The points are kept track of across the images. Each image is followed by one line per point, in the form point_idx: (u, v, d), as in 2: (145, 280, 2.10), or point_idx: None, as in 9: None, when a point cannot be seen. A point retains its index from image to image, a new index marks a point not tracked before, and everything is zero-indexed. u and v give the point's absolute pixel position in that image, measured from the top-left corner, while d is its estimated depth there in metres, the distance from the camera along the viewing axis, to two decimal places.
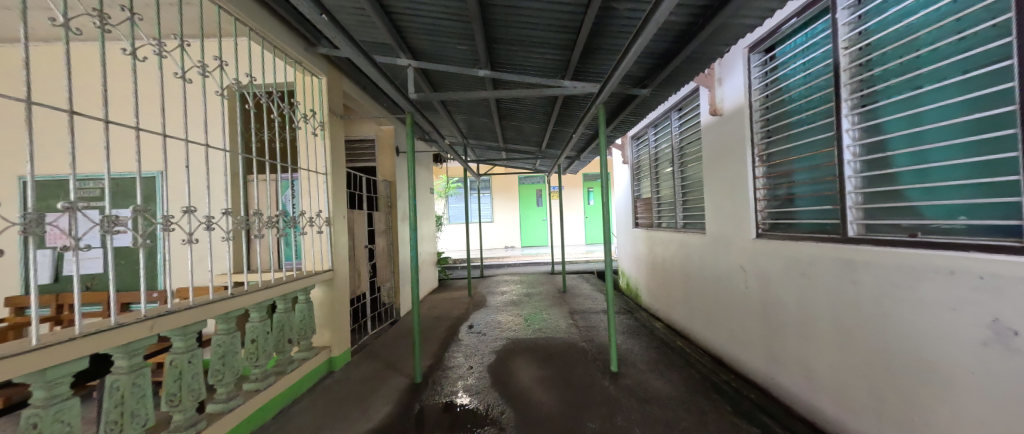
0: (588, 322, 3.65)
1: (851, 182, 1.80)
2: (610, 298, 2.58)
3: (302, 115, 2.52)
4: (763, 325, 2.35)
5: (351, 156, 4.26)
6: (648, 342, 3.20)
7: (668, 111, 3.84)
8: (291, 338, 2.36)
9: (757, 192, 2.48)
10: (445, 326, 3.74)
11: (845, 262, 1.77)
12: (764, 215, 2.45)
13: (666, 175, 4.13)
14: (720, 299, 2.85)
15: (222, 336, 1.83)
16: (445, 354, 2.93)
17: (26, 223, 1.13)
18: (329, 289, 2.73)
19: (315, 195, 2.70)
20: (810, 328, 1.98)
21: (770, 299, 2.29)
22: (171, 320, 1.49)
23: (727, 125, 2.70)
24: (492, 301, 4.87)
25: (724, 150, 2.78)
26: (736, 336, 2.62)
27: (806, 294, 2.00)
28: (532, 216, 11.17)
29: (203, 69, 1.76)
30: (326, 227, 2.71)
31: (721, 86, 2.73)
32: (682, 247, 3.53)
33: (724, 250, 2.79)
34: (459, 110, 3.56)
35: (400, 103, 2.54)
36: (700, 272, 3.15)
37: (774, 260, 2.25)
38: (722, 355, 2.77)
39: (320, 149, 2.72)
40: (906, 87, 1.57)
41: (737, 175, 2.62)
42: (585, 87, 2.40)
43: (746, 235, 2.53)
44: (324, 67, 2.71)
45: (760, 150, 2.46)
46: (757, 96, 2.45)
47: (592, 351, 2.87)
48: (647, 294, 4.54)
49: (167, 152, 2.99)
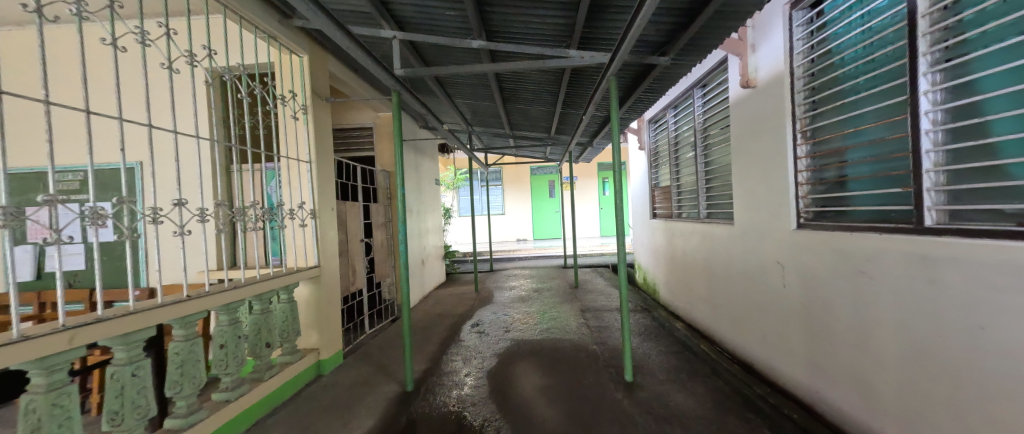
0: (601, 322, 3.35)
1: (929, 157, 1.43)
2: (625, 298, 2.24)
3: (278, 96, 2.28)
4: (805, 331, 2.01)
5: (348, 144, 4.03)
6: (667, 346, 2.88)
7: (691, 88, 3.45)
8: (271, 342, 2.13)
9: (799, 176, 2.11)
10: (447, 325, 3.51)
11: (921, 259, 1.41)
12: (806, 202, 2.09)
13: (688, 161, 3.76)
14: (751, 298, 2.50)
15: (179, 344, 1.60)
16: (444, 357, 2.69)
17: (4, 218, 1.07)
18: (316, 288, 2.51)
19: (297, 186, 2.48)
20: (870, 337, 1.64)
21: (813, 301, 1.95)
22: (101, 330, 1.26)
23: (762, 98, 2.33)
24: (500, 297, 4.61)
25: (757, 127, 2.42)
26: (771, 341, 2.29)
27: (864, 296, 1.65)
28: (544, 208, 10.84)
29: (142, 36, 1.47)
30: (310, 220, 2.48)
31: (755, 53, 2.35)
32: (706, 239, 3.19)
33: (757, 243, 2.43)
34: (458, 91, 3.28)
35: (385, 81, 2.26)
36: (727, 268, 2.81)
37: (820, 255, 1.90)
38: (754, 362, 2.44)
39: (302, 135, 2.48)
40: (1011, 32, 1.19)
41: (773, 156, 2.26)
42: (594, 57, 2.09)
43: (784, 225, 2.18)
44: (305, 43, 2.46)
45: (803, 125, 2.09)
46: (800, 61, 2.08)
47: (604, 356, 2.58)
48: (665, 289, 4.20)
49: (148, 141, 2.82)
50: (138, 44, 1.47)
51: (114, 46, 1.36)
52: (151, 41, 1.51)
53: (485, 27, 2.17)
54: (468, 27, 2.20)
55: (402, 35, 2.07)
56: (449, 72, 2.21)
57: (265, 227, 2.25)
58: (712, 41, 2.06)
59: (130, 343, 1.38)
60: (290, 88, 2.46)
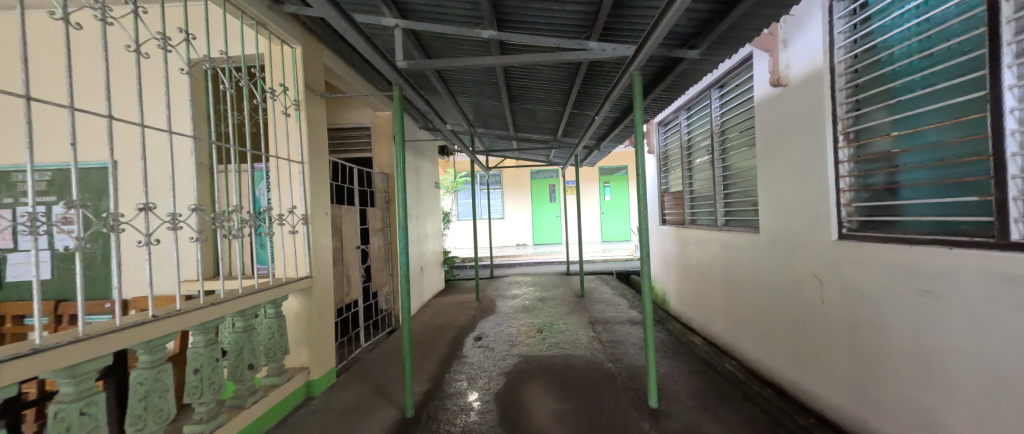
0: (613, 336, 3.14)
1: (1015, 162, 1.25)
2: (649, 316, 2.03)
3: (267, 89, 2.06)
4: (852, 353, 1.82)
5: (344, 145, 3.81)
6: (689, 365, 2.69)
7: (708, 88, 3.27)
8: (256, 363, 1.90)
9: (841, 181, 1.92)
10: (449, 338, 3.29)
11: (1010, 279, 1.21)
12: (849, 211, 1.90)
13: (702, 165, 3.57)
14: (782, 315, 2.30)
15: (143, 372, 1.35)
16: (446, 377, 2.47)
17: None
18: (307, 301, 2.28)
19: (288, 189, 2.25)
20: (937, 365, 1.44)
21: (862, 320, 1.76)
22: (39, 364, 1.03)
23: (795, 97, 2.15)
24: (503, 306, 4.40)
25: (788, 129, 2.23)
26: (807, 362, 2.10)
27: (933, 319, 1.45)
28: (544, 212, 10.64)
29: (102, 12, 1.24)
30: (302, 226, 2.26)
31: (787, 49, 2.18)
32: (725, 248, 2.99)
33: (789, 254, 2.24)
34: (462, 88, 3.08)
35: (386, 74, 2.05)
36: (752, 280, 2.62)
37: (871, 270, 1.70)
38: (788, 385, 2.24)
39: (294, 133, 2.26)
40: None
41: (809, 159, 2.07)
42: (616, 49, 1.89)
43: (823, 236, 1.99)
44: (298, 33, 2.25)
45: (845, 126, 1.91)
46: (841, 56, 1.90)
47: (622, 376, 2.38)
48: (677, 300, 4.01)
49: (128, 139, 2.60)
50: (97, 22, 1.25)
51: (66, 22, 1.14)
52: (114, 18, 1.29)
53: (497, 15, 1.97)
54: (477, 15, 2.00)
55: (405, 23, 1.86)
56: (456, 65, 1.98)
57: (252, 235, 2.03)
58: (748, 32, 1.87)
59: (78, 376, 1.15)
60: (281, 81, 2.24)
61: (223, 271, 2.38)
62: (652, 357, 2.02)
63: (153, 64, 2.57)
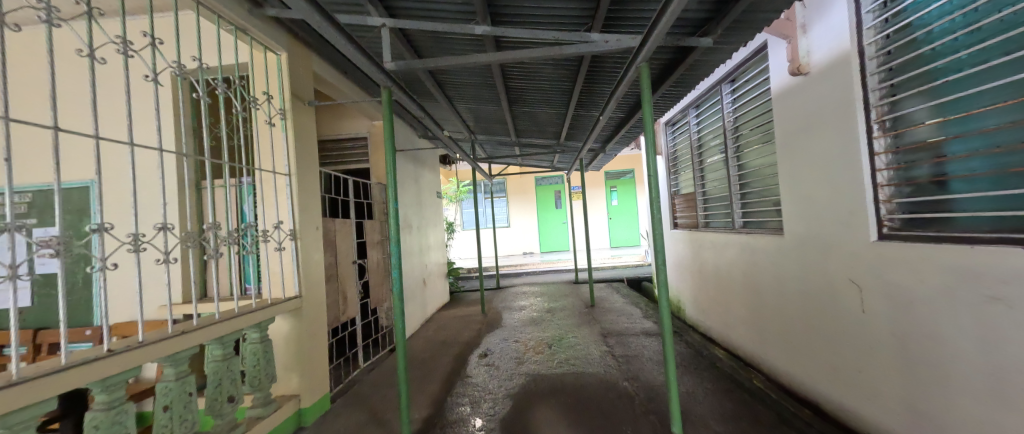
0: (627, 350, 2.94)
1: None
2: (669, 336, 1.79)
3: (248, 97, 1.93)
4: (904, 369, 1.61)
5: (341, 156, 3.70)
6: (713, 383, 2.49)
7: (718, 83, 3.09)
8: (237, 395, 1.73)
9: (878, 175, 1.72)
10: (452, 355, 3.12)
11: None
12: (889, 208, 1.69)
13: (714, 165, 3.39)
14: (815, 325, 2.09)
15: (97, 415, 1.19)
16: (449, 401, 2.28)
17: None
18: (298, 322, 2.13)
19: (274, 203, 2.11)
20: (1014, 386, 1.23)
21: (914, 331, 1.55)
22: None
23: (818, 86, 1.98)
24: (510, 319, 4.21)
25: (813, 120, 2.04)
26: (849, 379, 1.89)
27: (1005, 331, 1.25)
28: (551, 219, 10.46)
29: (48, 12, 1.10)
30: (290, 242, 2.12)
31: (807, 35, 2.01)
32: (744, 252, 2.80)
33: (820, 258, 2.04)
34: (459, 92, 2.94)
35: (374, 77, 1.90)
36: (778, 286, 2.41)
37: (923, 274, 1.50)
38: (829, 404, 2.02)
39: (280, 144, 2.13)
40: None
41: (839, 152, 1.88)
42: (620, 40, 1.74)
43: (860, 236, 1.79)
44: (283, 38, 2.12)
45: (879, 114, 1.71)
46: (871, 38, 1.72)
47: (641, 396, 2.19)
48: (693, 308, 3.80)
49: (112, 156, 2.47)
50: (42, 24, 1.11)
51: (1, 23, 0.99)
52: (61, 19, 1.15)
53: (491, 8, 1.82)
54: (470, 10, 1.86)
55: (393, 22, 1.73)
56: (448, 64, 1.83)
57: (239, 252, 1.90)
58: (766, 14, 1.70)
59: (12, 426, 1.00)
60: (264, 89, 2.12)
61: (212, 292, 2.25)
62: (674, 387, 1.76)
63: (139, 79, 2.46)
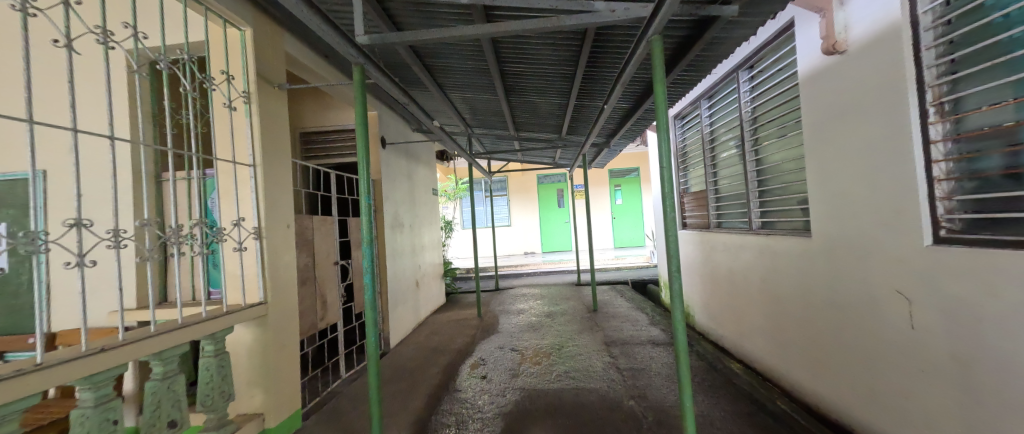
0: (633, 362, 2.69)
1: None
2: (686, 364, 1.49)
3: (200, 76, 1.68)
4: (965, 399, 1.35)
5: (326, 149, 3.46)
6: (730, 404, 2.22)
7: (734, 69, 2.81)
8: (181, 418, 1.49)
9: (934, 168, 1.45)
10: (443, 364, 2.89)
11: None
12: (947, 207, 1.43)
13: (728, 161, 3.12)
14: (852, 341, 1.82)
15: None
16: (433, 421, 2.03)
17: None
18: (262, 332, 1.89)
19: (237, 197, 1.89)
20: None
21: (980, 356, 1.29)
22: None
23: (859, 65, 1.70)
24: (507, 323, 3.98)
25: (852, 104, 1.76)
26: (894, 407, 1.62)
27: None
28: (553, 218, 10.21)
29: None
30: (253, 242, 1.89)
31: (845, 7, 1.74)
32: (763, 256, 2.53)
33: (858, 265, 1.77)
34: (450, 78, 2.69)
35: (345, 54, 1.64)
36: (804, 295, 2.14)
37: (993, 287, 1.24)
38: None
39: (243, 130, 1.89)
40: None
41: (884, 141, 1.61)
42: (629, 10, 1.48)
43: (908, 241, 1.52)
44: (247, 12, 1.88)
45: (936, 96, 1.44)
46: (927, 6, 1.43)
47: (649, 420, 1.92)
48: (703, 314, 3.54)
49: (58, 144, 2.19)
50: None
51: None
52: None
53: None
54: None
55: None
56: (429, 37, 1.57)
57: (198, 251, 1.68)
58: None
59: None
60: (224, 69, 1.88)
61: (168, 297, 2.02)
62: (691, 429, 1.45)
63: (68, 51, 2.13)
